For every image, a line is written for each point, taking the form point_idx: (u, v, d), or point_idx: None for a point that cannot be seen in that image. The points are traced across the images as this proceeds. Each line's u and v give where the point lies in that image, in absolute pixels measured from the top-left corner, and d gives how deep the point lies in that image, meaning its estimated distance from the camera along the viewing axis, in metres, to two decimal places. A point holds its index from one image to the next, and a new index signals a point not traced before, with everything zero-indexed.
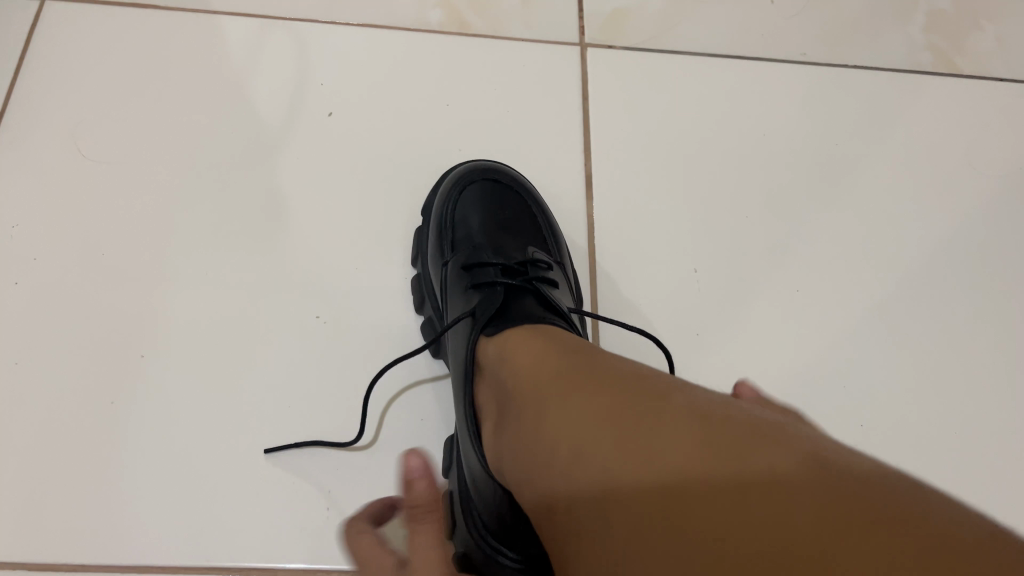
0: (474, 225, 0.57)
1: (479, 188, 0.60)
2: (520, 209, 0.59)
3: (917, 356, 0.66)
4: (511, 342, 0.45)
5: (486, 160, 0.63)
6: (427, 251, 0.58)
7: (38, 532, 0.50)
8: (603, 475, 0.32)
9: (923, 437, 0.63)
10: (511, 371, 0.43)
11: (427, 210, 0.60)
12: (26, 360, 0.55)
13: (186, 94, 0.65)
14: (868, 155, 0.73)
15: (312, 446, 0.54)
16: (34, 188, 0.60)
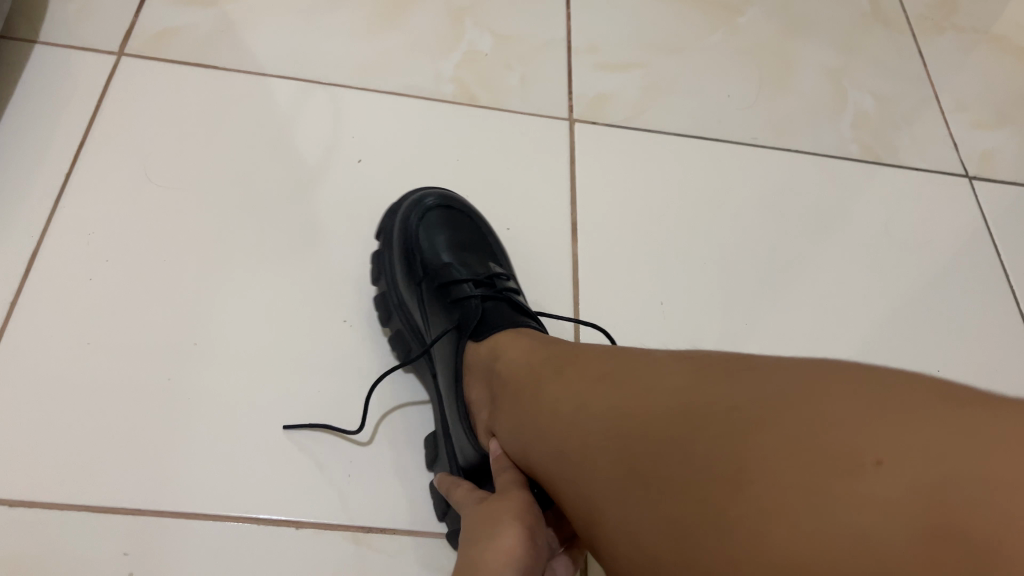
0: (444, 245, 0.69)
1: (437, 217, 0.71)
2: (472, 230, 0.71)
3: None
4: (500, 342, 0.58)
5: (436, 191, 0.74)
6: (397, 271, 0.68)
7: (101, 483, 0.59)
8: (595, 412, 0.44)
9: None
10: (507, 366, 0.55)
11: (390, 235, 0.70)
12: (96, 341, 0.64)
13: (238, 139, 0.77)
14: (809, 224, 0.88)
15: (325, 431, 0.64)
16: (108, 203, 0.71)
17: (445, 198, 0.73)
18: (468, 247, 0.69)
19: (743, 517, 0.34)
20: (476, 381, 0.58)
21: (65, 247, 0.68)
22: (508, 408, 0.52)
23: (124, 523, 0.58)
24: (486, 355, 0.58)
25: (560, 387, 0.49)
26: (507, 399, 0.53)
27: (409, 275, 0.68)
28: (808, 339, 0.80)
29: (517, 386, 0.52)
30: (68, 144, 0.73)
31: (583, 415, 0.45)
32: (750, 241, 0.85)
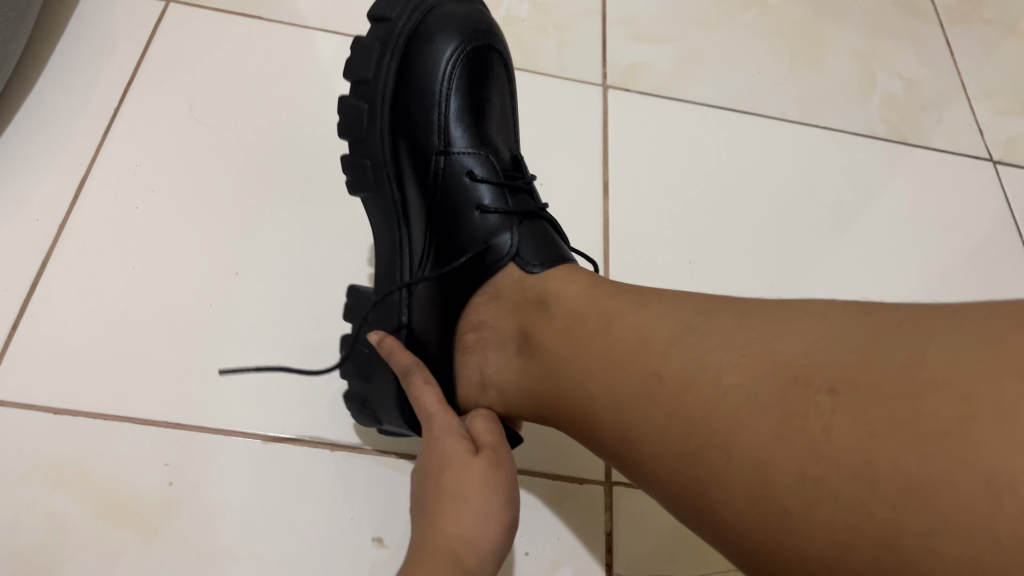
0: (463, 115, 0.61)
1: (457, 64, 0.61)
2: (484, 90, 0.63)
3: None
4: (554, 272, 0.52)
5: (456, 15, 0.62)
6: (398, 117, 0.61)
7: (143, 397, 0.60)
8: (662, 359, 0.42)
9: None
10: (562, 305, 0.49)
11: (393, 66, 0.61)
12: (141, 266, 0.66)
13: (280, 84, 0.79)
14: (834, 198, 0.89)
15: None
16: (155, 138, 0.73)
17: (475, 33, 0.63)
18: (482, 113, 0.62)
19: (793, 462, 0.34)
20: (507, 314, 0.53)
21: (114, 177, 0.70)
22: (564, 345, 0.47)
23: (165, 436, 0.59)
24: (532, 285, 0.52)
25: (652, 324, 0.44)
26: (559, 337, 0.48)
27: (412, 132, 0.60)
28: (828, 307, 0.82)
29: (562, 327, 0.48)
30: (118, 79, 0.75)
31: (649, 357, 0.42)
32: (775, 211, 0.87)
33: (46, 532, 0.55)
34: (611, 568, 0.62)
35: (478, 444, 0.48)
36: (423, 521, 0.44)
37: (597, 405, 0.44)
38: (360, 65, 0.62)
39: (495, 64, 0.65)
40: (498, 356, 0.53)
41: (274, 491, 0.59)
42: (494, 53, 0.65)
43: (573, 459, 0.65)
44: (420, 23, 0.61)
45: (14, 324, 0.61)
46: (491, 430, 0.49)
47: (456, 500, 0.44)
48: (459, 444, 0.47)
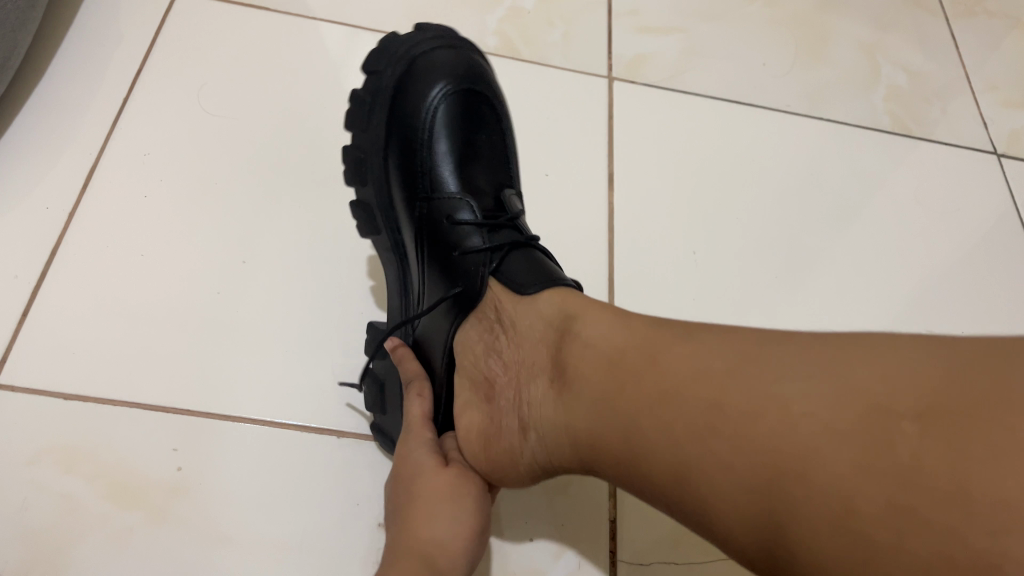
0: (455, 161, 0.61)
1: (445, 110, 0.61)
2: (479, 131, 0.63)
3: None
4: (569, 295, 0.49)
5: (440, 59, 0.61)
6: (392, 167, 0.61)
7: (153, 383, 0.61)
8: (697, 399, 0.38)
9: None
10: (587, 338, 0.45)
11: (383, 118, 0.61)
12: (150, 255, 0.66)
13: (287, 76, 0.79)
14: (838, 190, 0.90)
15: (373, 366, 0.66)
16: (164, 128, 0.73)
17: (463, 71, 0.62)
18: (474, 154, 0.62)
19: (878, 511, 0.31)
20: (531, 341, 0.49)
21: (122, 166, 0.70)
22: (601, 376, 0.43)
23: (174, 422, 0.60)
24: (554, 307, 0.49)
25: (693, 356, 0.40)
26: (590, 370, 0.44)
27: (406, 180, 0.61)
28: (831, 298, 0.83)
29: (590, 362, 0.44)
30: (127, 69, 0.76)
31: (686, 399, 0.39)
32: (779, 202, 0.87)
33: (57, 515, 0.55)
34: (615, 555, 0.63)
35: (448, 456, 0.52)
36: (397, 525, 0.47)
37: (646, 437, 0.40)
38: (356, 117, 0.62)
39: (488, 102, 0.64)
40: (518, 389, 0.49)
41: (282, 478, 0.60)
42: (487, 91, 0.64)
43: None
44: (405, 72, 0.61)
45: (24, 311, 0.62)
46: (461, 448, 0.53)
47: (427, 503, 0.47)
48: (429, 454, 0.50)
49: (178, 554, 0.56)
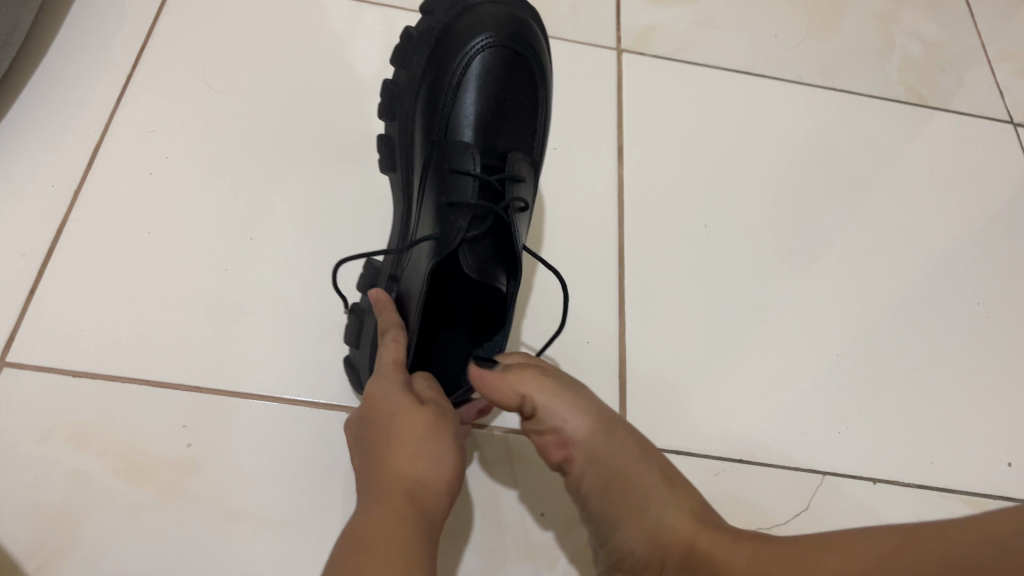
0: (479, 114, 0.63)
1: (482, 63, 0.63)
2: (516, 92, 0.64)
3: (878, 313, 0.80)
4: (651, 502, 0.47)
5: (493, 17, 0.64)
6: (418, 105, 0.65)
7: (161, 360, 0.61)
8: None
9: (880, 376, 0.77)
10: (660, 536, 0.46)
11: (420, 61, 0.65)
12: (158, 231, 0.66)
13: (294, 51, 0.78)
14: (851, 161, 0.88)
15: None
16: (169, 105, 0.72)
17: (512, 31, 0.64)
18: (502, 115, 0.63)
19: None
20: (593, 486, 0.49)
21: (128, 144, 0.70)
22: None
23: (184, 398, 0.60)
24: (652, 531, 0.46)
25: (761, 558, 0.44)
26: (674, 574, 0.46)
27: (428, 120, 0.64)
28: (844, 271, 0.82)
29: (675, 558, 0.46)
30: (131, 46, 0.75)
31: None
32: (792, 176, 0.86)
33: (67, 492, 0.55)
34: None
35: (422, 397, 0.52)
36: (373, 465, 0.49)
37: None
38: (405, 55, 0.67)
39: (533, 68, 0.65)
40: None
41: (292, 453, 0.60)
42: (534, 56, 0.65)
43: None
44: (453, 21, 0.64)
45: (32, 289, 0.62)
46: (432, 386, 0.53)
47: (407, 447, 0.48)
48: (406, 394, 0.51)
49: (189, 531, 0.56)
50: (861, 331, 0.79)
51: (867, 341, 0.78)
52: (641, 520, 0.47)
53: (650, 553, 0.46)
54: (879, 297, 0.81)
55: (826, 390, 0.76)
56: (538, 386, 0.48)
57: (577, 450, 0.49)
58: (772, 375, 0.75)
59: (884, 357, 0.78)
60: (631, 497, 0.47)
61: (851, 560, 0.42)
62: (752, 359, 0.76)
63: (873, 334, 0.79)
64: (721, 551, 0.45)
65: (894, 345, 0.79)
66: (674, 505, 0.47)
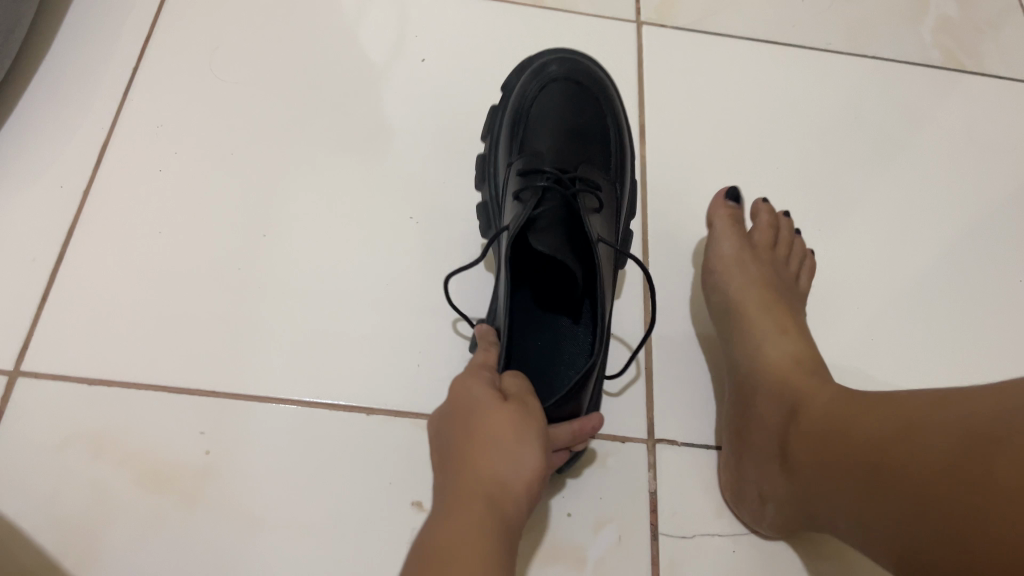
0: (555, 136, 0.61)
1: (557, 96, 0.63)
2: (592, 119, 0.63)
3: (915, 293, 0.76)
4: (766, 330, 0.60)
5: (561, 62, 0.66)
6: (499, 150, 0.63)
7: (178, 364, 0.60)
8: (833, 429, 0.49)
9: (920, 358, 0.73)
10: (763, 365, 0.58)
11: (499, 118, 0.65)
12: (170, 232, 0.65)
13: (302, 36, 0.76)
14: (886, 133, 0.84)
15: (398, 337, 0.63)
16: (176, 98, 0.71)
17: (579, 74, 0.65)
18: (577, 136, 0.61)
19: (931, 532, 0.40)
20: (739, 274, 0.65)
21: (136, 140, 0.68)
22: (804, 445, 0.51)
23: (201, 403, 0.59)
24: (754, 348, 0.60)
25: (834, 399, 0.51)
26: (766, 398, 0.56)
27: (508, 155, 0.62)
28: (878, 249, 0.78)
29: (769, 386, 0.57)
30: (137, 38, 0.73)
31: (824, 423, 0.50)
32: (822, 150, 0.82)
33: (88, 503, 0.55)
34: (657, 527, 0.60)
35: (508, 395, 0.49)
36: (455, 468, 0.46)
37: (799, 447, 0.52)
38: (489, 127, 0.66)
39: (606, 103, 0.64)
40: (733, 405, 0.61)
41: (312, 456, 0.58)
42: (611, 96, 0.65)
43: (615, 417, 0.63)
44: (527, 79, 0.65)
45: (44, 296, 0.61)
46: (524, 387, 0.49)
47: (492, 449, 0.45)
48: (490, 391, 0.48)
49: (209, 539, 0.55)
50: (898, 311, 0.75)
51: (905, 322, 0.74)
52: (747, 341, 0.61)
53: (758, 377, 0.58)
54: (915, 275, 0.77)
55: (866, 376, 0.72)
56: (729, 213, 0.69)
57: (718, 258, 0.67)
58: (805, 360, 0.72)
59: (923, 339, 0.74)
60: (744, 328, 0.62)
61: (898, 401, 0.46)
62: None
63: (911, 316, 0.75)
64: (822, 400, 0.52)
65: (933, 327, 0.75)
66: (791, 334, 0.60)
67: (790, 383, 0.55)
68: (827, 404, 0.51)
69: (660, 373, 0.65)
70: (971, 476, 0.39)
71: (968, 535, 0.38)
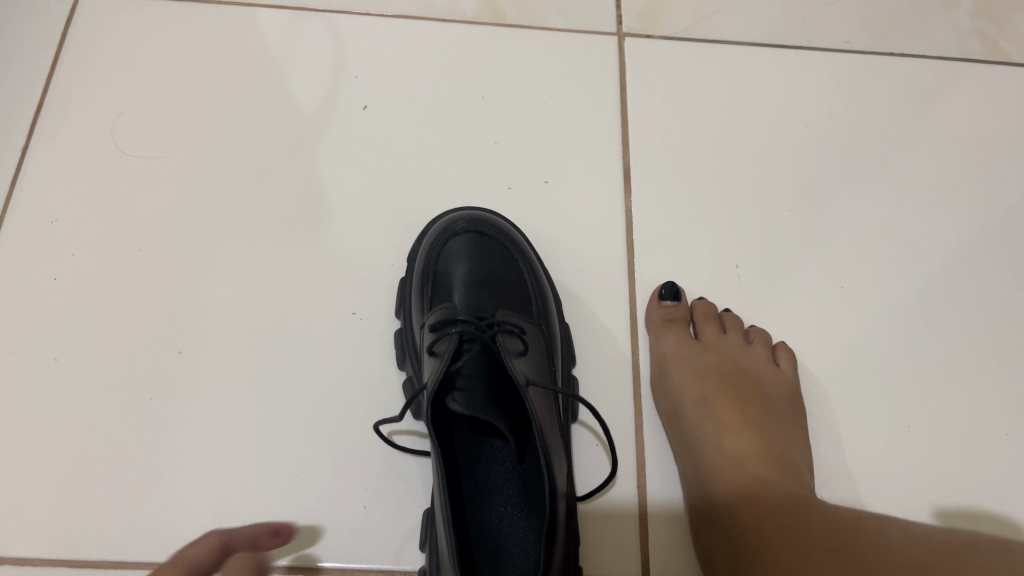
0: (466, 285, 0.54)
1: (464, 239, 0.56)
2: (505, 263, 0.55)
3: (973, 361, 0.60)
4: (705, 428, 0.52)
5: (472, 210, 0.58)
6: (413, 314, 0.55)
7: (79, 525, 0.51)
8: (801, 507, 0.45)
9: (987, 449, 0.57)
10: (711, 455, 0.51)
11: (408, 281, 0.56)
12: (69, 356, 0.55)
13: (223, 92, 0.65)
14: (925, 145, 0.68)
15: (339, 473, 0.53)
16: (71, 185, 0.61)
17: (477, 215, 0.57)
18: (490, 283, 0.54)
19: None
20: (682, 375, 0.55)
21: (25, 241, 0.58)
22: (756, 523, 0.45)
23: (106, 573, 0.50)
24: (695, 451, 0.52)
25: (800, 490, 0.48)
26: (723, 489, 0.49)
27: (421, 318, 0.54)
28: (926, 303, 0.62)
29: (722, 488, 0.49)
30: (24, 112, 0.63)
31: (790, 500, 0.46)
32: (848, 176, 0.67)
33: None
34: None
35: None
36: None
37: (754, 500, 0.47)
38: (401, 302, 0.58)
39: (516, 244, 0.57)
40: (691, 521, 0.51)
41: None
42: (525, 240, 0.57)
43: (601, 554, 0.52)
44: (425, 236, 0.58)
45: None
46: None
47: None
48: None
49: None
50: (954, 385, 0.59)
51: (965, 402, 0.59)
52: (688, 444, 0.52)
53: (711, 472, 0.50)
54: (970, 338, 0.61)
55: (926, 469, 0.56)
56: (661, 317, 0.58)
57: (655, 364, 0.57)
58: (843, 466, 0.56)
59: (990, 420, 0.58)
60: (683, 430, 0.53)
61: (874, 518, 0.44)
62: (814, 445, 0.56)
63: (971, 391, 0.59)
64: (768, 502, 0.46)
65: (1000, 405, 0.59)
66: (736, 429, 0.52)
67: (729, 491, 0.48)
68: (788, 495, 0.47)
69: (657, 492, 0.54)
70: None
71: None
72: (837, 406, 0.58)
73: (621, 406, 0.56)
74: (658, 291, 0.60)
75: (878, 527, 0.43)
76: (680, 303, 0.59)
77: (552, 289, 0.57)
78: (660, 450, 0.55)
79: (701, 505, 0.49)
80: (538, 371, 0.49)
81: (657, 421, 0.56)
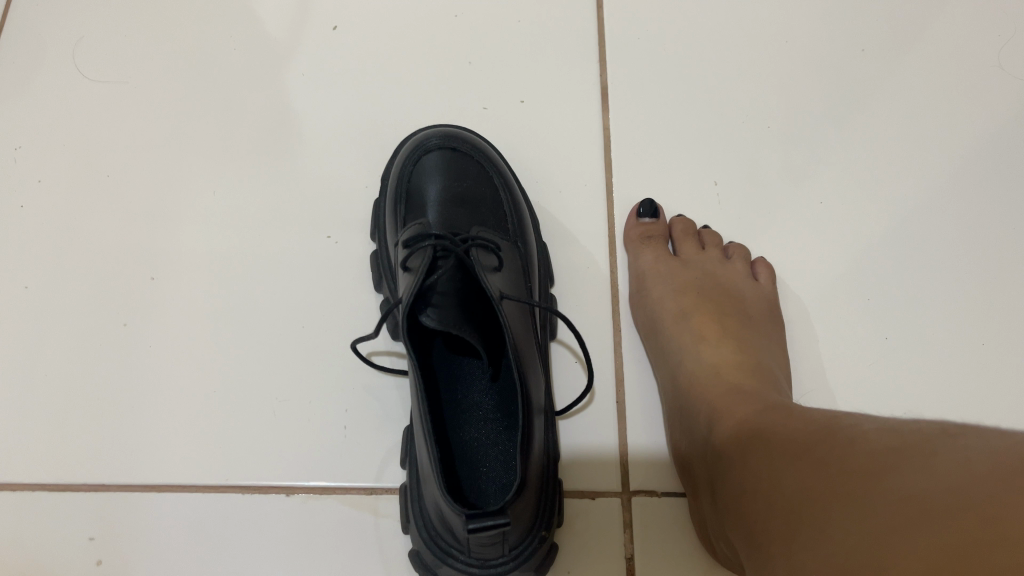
0: (441, 203, 0.53)
1: (437, 157, 0.55)
2: (479, 179, 0.54)
3: (950, 273, 0.60)
4: (683, 341, 0.52)
5: (446, 127, 0.57)
6: (388, 234, 0.54)
7: (55, 450, 0.51)
8: (784, 415, 0.43)
9: (966, 358, 0.57)
10: (688, 366, 0.51)
11: (382, 202, 0.56)
12: (39, 283, 0.55)
13: (188, 15, 0.63)
14: (908, 58, 0.67)
15: (317, 395, 0.52)
16: (35, 112, 0.59)
17: (450, 133, 0.56)
18: (464, 200, 0.53)
19: (827, 532, 0.34)
20: (658, 291, 0.55)
21: None
22: (731, 438, 0.44)
23: (83, 496, 0.50)
24: (673, 364, 0.52)
25: (781, 401, 0.45)
26: (698, 396, 0.49)
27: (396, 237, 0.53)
28: (904, 215, 0.62)
29: (699, 398, 0.48)
30: None
31: (771, 411, 0.44)
32: (829, 90, 0.66)
33: None
34: None
35: None
36: None
37: (731, 411, 0.46)
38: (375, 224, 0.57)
39: (489, 163, 0.56)
40: (671, 431, 0.51)
41: (219, 552, 0.49)
42: (500, 157, 0.57)
43: (581, 469, 0.53)
44: (398, 157, 0.57)
45: None
46: None
47: None
48: None
49: None
50: (932, 297, 0.59)
51: (943, 312, 0.58)
52: (668, 358, 0.53)
53: (687, 383, 0.50)
54: (948, 249, 0.60)
55: (903, 380, 0.56)
56: (639, 235, 0.58)
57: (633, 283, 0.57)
58: (822, 378, 0.56)
59: (968, 330, 0.58)
60: (663, 344, 0.53)
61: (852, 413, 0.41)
62: (794, 358, 0.57)
63: (949, 304, 0.59)
64: (742, 405, 0.46)
65: (977, 316, 0.58)
66: (712, 339, 0.52)
67: (705, 399, 0.48)
68: (764, 405, 0.45)
69: (638, 407, 0.54)
70: (887, 483, 0.34)
71: (850, 531, 0.33)
72: (817, 320, 0.58)
73: (600, 325, 0.56)
74: (636, 210, 0.59)
75: (851, 422, 0.39)
76: (657, 220, 0.59)
77: (528, 207, 0.56)
78: (640, 366, 0.55)
79: (681, 414, 0.49)
80: (512, 286, 0.49)
81: (636, 338, 0.56)
